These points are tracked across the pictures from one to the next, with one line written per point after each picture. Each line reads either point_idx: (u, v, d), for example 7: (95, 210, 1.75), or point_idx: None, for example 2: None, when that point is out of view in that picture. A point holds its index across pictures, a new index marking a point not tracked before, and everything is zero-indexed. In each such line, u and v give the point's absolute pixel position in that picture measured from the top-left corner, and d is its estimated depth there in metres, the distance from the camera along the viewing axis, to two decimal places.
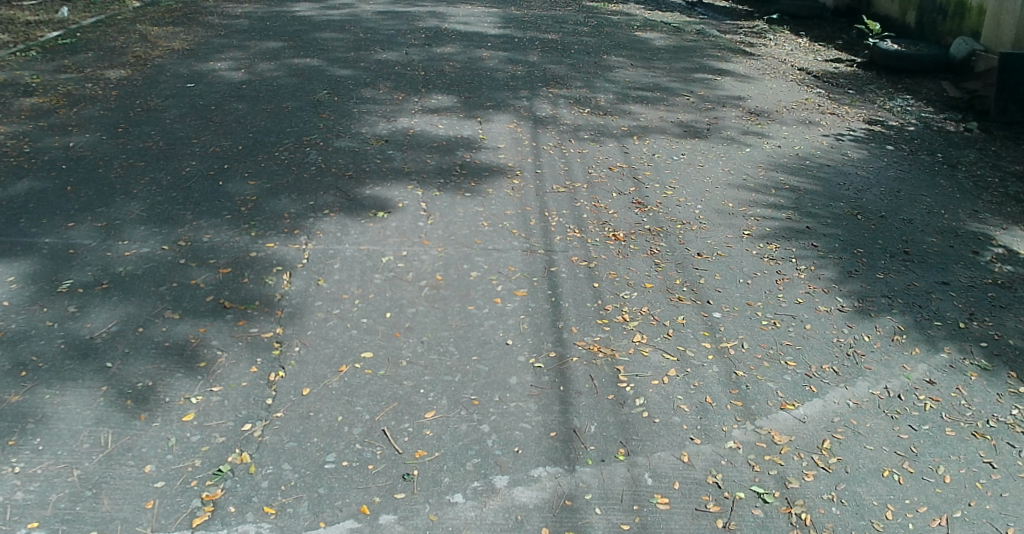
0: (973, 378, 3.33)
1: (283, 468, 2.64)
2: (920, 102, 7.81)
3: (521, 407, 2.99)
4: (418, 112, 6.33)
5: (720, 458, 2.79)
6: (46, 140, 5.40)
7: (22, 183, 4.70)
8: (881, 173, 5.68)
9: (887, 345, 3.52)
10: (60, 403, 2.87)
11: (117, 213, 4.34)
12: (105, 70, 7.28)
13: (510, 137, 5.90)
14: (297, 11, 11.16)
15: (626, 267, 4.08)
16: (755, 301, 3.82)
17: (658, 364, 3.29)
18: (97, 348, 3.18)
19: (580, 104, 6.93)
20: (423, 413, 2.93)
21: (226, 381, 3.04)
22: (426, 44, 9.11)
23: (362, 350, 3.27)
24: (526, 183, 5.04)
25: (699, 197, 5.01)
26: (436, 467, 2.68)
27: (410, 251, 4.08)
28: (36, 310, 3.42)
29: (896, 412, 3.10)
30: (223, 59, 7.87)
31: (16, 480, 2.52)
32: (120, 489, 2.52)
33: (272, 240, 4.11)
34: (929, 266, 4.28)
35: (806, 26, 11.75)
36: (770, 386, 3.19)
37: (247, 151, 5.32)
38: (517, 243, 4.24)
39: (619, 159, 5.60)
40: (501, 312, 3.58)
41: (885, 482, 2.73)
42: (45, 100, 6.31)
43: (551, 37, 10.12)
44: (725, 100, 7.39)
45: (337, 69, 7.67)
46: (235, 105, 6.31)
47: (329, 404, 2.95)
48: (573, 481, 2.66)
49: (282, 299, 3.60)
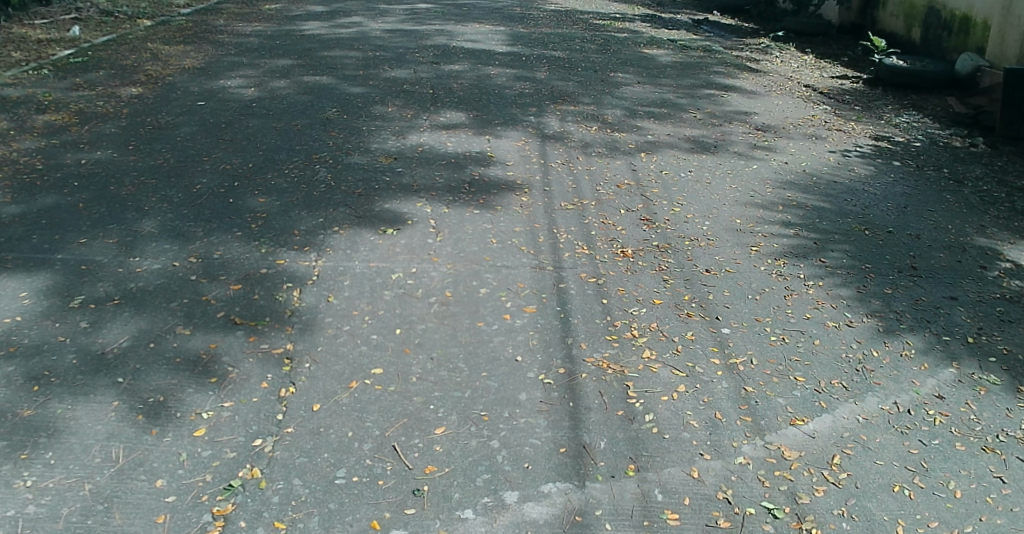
0: (981, 392, 3.33)
1: (294, 483, 2.65)
2: (926, 118, 7.82)
3: (531, 422, 3.00)
4: (428, 130, 6.38)
5: (730, 473, 2.79)
6: (59, 158, 5.45)
7: (36, 199, 4.75)
8: (889, 189, 5.69)
9: (897, 360, 3.52)
10: (73, 417, 2.90)
11: (129, 229, 4.38)
12: (117, 88, 7.34)
13: (520, 154, 5.93)
14: (307, 29, 11.25)
15: (635, 284, 4.09)
16: (764, 316, 3.83)
17: (668, 380, 3.29)
18: (109, 363, 3.21)
19: (589, 121, 6.97)
20: (434, 429, 2.94)
21: (237, 397, 3.06)
22: (435, 62, 9.18)
23: (373, 366, 3.29)
24: (535, 201, 5.06)
25: (707, 213, 5.02)
26: (447, 482, 2.69)
27: (420, 268, 4.10)
28: (48, 325, 3.45)
29: (906, 427, 3.09)
30: (235, 77, 7.95)
31: (28, 494, 2.54)
32: (131, 503, 2.54)
33: (283, 257, 4.14)
34: (938, 281, 4.28)
35: (811, 43, 11.83)
36: (780, 401, 3.19)
37: (258, 168, 5.36)
38: (526, 259, 4.26)
39: (626, 177, 5.61)
40: (510, 329, 3.59)
41: (896, 497, 2.72)
42: (58, 118, 6.37)
43: (559, 55, 10.18)
44: (733, 116, 7.42)
45: (349, 87, 7.72)
46: (247, 123, 6.36)
47: (339, 420, 2.96)
48: (583, 496, 2.66)
49: (292, 315, 3.63)
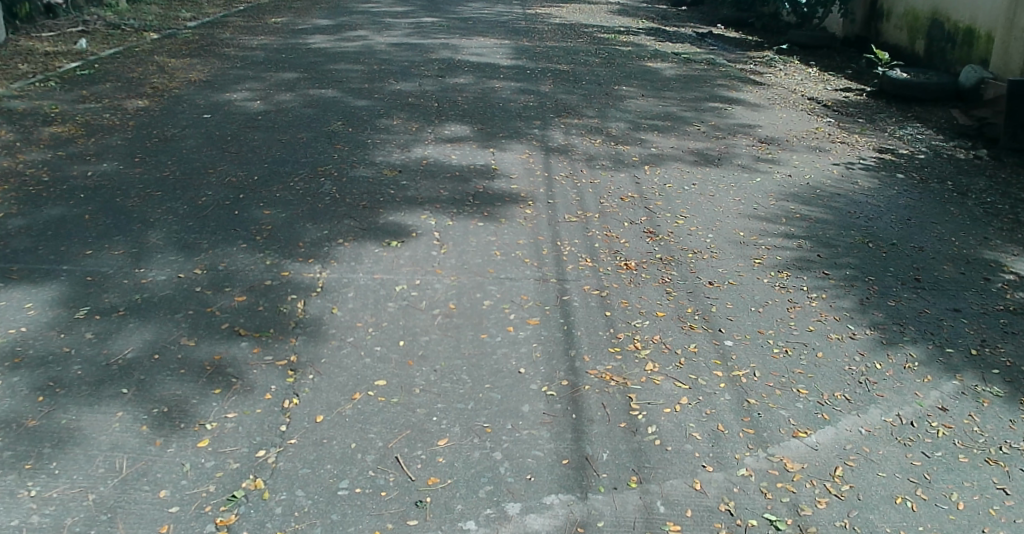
0: (985, 405, 3.32)
1: (297, 494, 2.66)
2: (929, 131, 7.83)
3: (533, 434, 3.00)
4: (433, 143, 6.41)
5: (732, 485, 2.79)
6: (66, 170, 5.50)
7: (42, 210, 4.79)
8: (892, 201, 5.70)
9: (899, 373, 3.52)
10: (79, 427, 2.92)
11: (136, 241, 4.42)
12: (123, 101, 7.40)
13: (523, 167, 5.95)
14: (312, 43, 11.32)
15: (637, 296, 4.10)
16: (767, 329, 3.83)
17: (670, 392, 3.30)
18: (114, 374, 3.23)
19: (593, 134, 7.00)
20: (436, 440, 2.94)
21: (241, 407, 3.07)
22: (440, 75, 9.22)
23: (376, 378, 3.29)
24: (538, 213, 5.08)
25: (710, 226, 5.03)
26: (449, 494, 2.69)
27: (424, 279, 4.12)
28: (53, 336, 3.47)
29: (908, 439, 3.09)
30: (241, 90, 8.00)
31: (32, 504, 2.55)
32: (134, 513, 2.54)
33: (287, 268, 4.16)
34: (941, 293, 4.28)
35: (816, 56, 11.85)
36: (782, 413, 3.19)
37: (263, 181, 5.39)
38: (529, 271, 4.28)
39: (630, 189, 5.63)
40: (513, 341, 3.60)
41: (898, 509, 2.72)
42: (64, 130, 6.43)
43: (563, 68, 10.23)
44: (736, 129, 7.46)
45: (355, 100, 7.77)
46: (252, 135, 6.41)
47: (343, 431, 2.97)
48: (585, 508, 2.66)
49: (296, 326, 3.65)
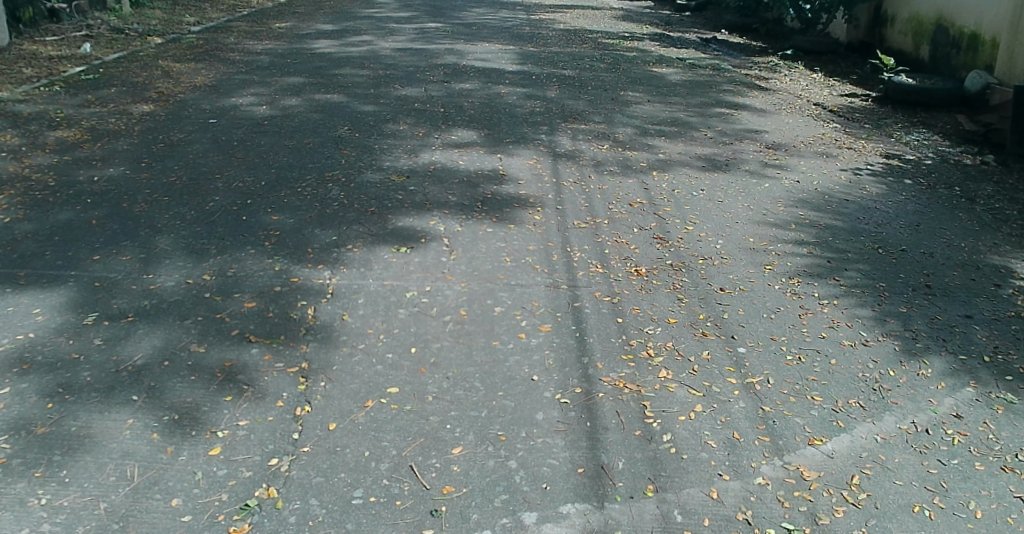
0: (999, 411, 3.30)
1: (311, 503, 2.63)
2: (936, 136, 7.82)
3: (548, 443, 2.98)
4: (440, 148, 6.40)
5: (749, 494, 2.77)
6: (72, 174, 5.48)
7: (49, 215, 4.77)
8: (901, 207, 5.68)
9: (914, 380, 3.50)
10: (88, 434, 2.89)
11: (144, 246, 4.39)
12: (129, 105, 7.38)
13: (532, 172, 5.93)
14: (316, 47, 11.32)
15: (649, 303, 4.08)
16: (780, 335, 3.81)
17: (685, 399, 3.27)
18: (123, 381, 3.20)
19: (600, 139, 6.99)
20: (450, 448, 2.92)
21: (253, 415, 3.05)
22: (445, 80, 9.21)
23: (388, 386, 3.27)
24: (548, 219, 5.06)
25: (720, 232, 5.02)
26: (465, 503, 2.66)
27: (434, 286, 4.10)
28: (62, 342, 3.45)
29: (924, 447, 3.07)
30: (247, 94, 8.00)
31: (43, 512, 2.53)
32: (146, 522, 2.52)
33: (297, 274, 4.14)
34: (952, 299, 4.27)
35: (820, 61, 11.84)
36: (797, 421, 3.17)
37: (271, 186, 5.37)
38: (540, 278, 4.26)
39: (639, 195, 5.62)
40: (526, 348, 3.58)
41: (917, 518, 2.69)
42: (70, 134, 6.41)
43: (568, 73, 10.22)
44: (743, 134, 7.44)
45: (361, 105, 7.74)
46: (259, 140, 6.39)
47: (356, 439, 2.95)
48: (603, 517, 2.64)
49: (307, 333, 3.62)
